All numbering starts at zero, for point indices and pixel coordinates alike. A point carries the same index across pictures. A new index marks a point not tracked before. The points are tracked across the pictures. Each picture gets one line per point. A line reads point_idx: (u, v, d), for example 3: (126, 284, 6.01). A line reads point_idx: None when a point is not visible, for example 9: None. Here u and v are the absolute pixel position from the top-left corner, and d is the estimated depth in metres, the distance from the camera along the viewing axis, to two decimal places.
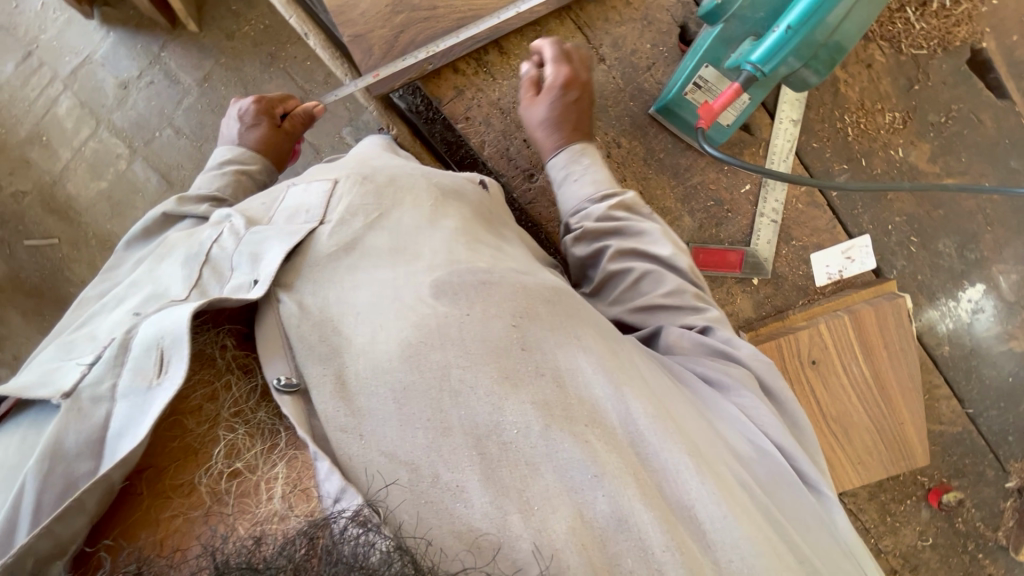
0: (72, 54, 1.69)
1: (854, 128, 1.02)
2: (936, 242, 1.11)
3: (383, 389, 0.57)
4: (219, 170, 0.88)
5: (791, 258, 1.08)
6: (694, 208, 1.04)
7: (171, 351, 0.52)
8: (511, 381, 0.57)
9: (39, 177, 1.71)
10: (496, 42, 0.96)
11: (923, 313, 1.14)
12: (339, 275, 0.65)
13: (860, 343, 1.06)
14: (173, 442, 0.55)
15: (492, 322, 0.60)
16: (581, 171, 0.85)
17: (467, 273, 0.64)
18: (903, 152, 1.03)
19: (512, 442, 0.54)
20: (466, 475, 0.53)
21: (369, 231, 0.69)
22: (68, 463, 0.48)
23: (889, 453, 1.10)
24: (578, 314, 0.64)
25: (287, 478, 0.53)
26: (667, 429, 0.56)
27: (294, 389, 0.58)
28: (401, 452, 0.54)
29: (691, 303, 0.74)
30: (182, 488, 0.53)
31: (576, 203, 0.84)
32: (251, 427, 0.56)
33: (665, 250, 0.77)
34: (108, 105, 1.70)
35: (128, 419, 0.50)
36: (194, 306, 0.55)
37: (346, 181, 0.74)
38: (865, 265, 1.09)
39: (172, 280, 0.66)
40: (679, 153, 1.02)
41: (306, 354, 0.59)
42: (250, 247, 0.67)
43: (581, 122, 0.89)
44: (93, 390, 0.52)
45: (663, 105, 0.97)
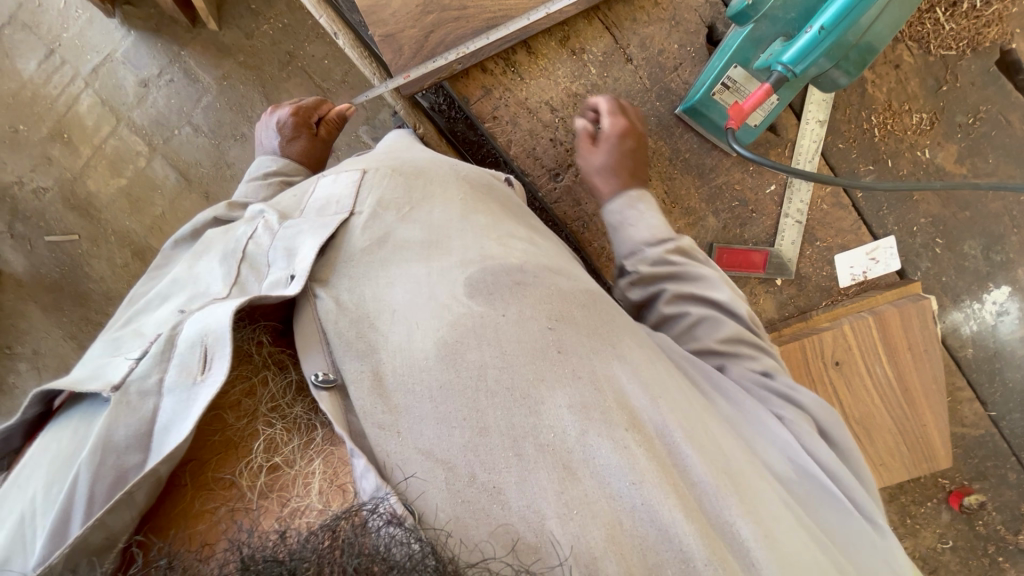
0: (93, 52, 1.71)
1: (880, 128, 1.02)
2: (961, 244, 1.10)
3: (421, 387, 0.58)
4: (264, 181, 0.86)
5: (814, 259, 1.08)
6: (719, 208, 1.04)
7: (214, 348, 0.53)
8: (546, 383, 0.58)
9: (60, 174, 1.73)
10: (524, 42, 0.96)
11: (947, 315, 1.13)
12: (373, 269, 0.67)
13: (884, 345, 1.07)
14: (214, 436, 0.56)
15: (528, 323, 0.61)
16: (637, 215, 0.83)
17: (499, 272, 0.65)
18: (929, 153, 1.03)
19: (549, 444, 0.55)
20: (498, 476, 0.54)
21: (400, 226, 0.70)
22: (120, 456, 0.50)
23: (911, 455, 1.11)
24: (615, 323, 0.65)
25: (324, 474, 0.55)
26: (703, 441, 0.57)
27: (332, 384, 0.60)
28: (437, 450, 0.56)
29: (749, 350, 0.74)
30: (222, 481, 0.54)
31: (631, 245, 0.82)
32: (287, 421, 0.58)
33: (722, 293, 0.75)
34: (129, 103, 1.72)
35: (174, 414, 0.51)
36: (236, 304, 0.56)
37: (374, 173, 0.75)
38: (890, 267, 1.09)
39: (212, 279, 0.68)
40: (705, 153, 1.02)
41: (344, 350, 0.61)
42: (285, 243, 0.69)
43: (638, 168, 0.89)
44: (141, 383, 0.53)
45: (690, 106, 0.96)
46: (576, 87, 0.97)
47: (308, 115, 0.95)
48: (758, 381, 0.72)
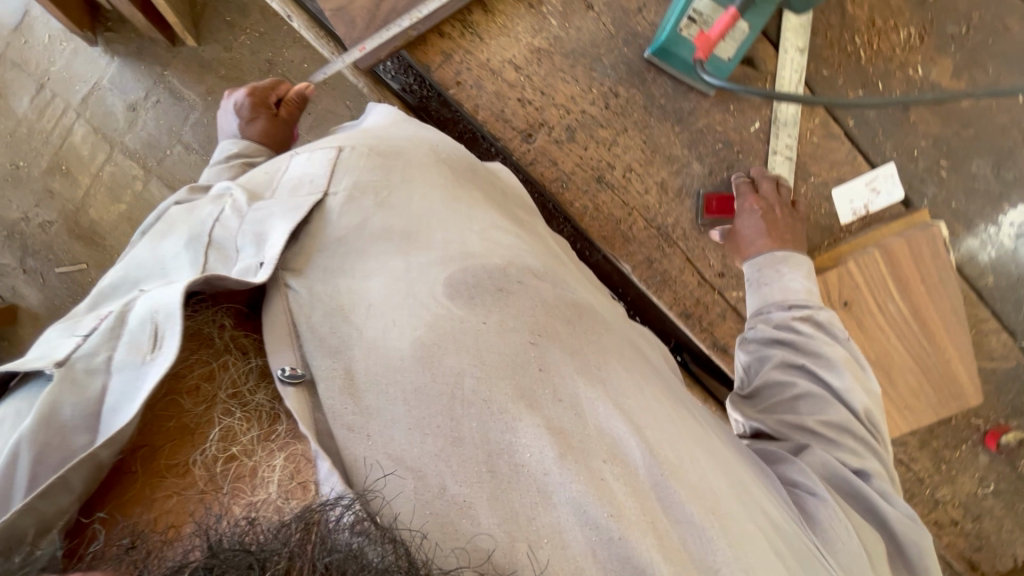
0: (81, 82, 1.74)
1: (866, 50, 0.96)
2: (969, 164, 1.02)
3: (395, 388, 0.56)
4: (226, 164, 0.84)
5: (810, 196, 1.02)
6: (702, 152, 1.00)
7: (165, 326, 0.52)
8: (526, 402, 0.56)
9: (63, 206, 1.77)
10: (479, 1, 0.93)
11: (961, 243, 1.06)
12: (350, 262, 0.63)
13: (894, 277, 1.00)
14: (169, 423, 0.54)
15: (509, 336, 0.59)
16: (776, 277, 0.89)
17: (481, 275, 0.62)
18: (922, 70, 0.96)
19: (524, 464, 0.54)
20: (472, 491, 0.53)
21: (378, 213, 0.66)
22: (65, 436, 0.49)
23: (937, 394, 1.05)
24: (603, 344, 0.63)
25: (285, 469, 0.52)
26: (690, 477, 0.56)
27: (300, 379, 0.56)
28: (408, 457, 0.53)
29: (849, 444, 0.74)
30: (176, 469, 0.52)
31: (762, 306, 0.89)
32: (247, 409, 0.55)
33: (838, 381, 0.77)
34: (120, 129, 1.75)
35: (122, 395, 0.50)
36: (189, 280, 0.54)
37: (350, 152, 0.71)
38: (893, 196, 1.02)
39: (175, 263, 0.64)
40: (681, 97, 0.97)
41: (315, 345, 0.58)
42: (254, 227, 0.64)
43: (780, 229, 0.93)
44: (87, 361, 0.51)
45: (659, 48, 0.92)
46: (538, 41, 0.94)
47: (269, 97, 0.94)
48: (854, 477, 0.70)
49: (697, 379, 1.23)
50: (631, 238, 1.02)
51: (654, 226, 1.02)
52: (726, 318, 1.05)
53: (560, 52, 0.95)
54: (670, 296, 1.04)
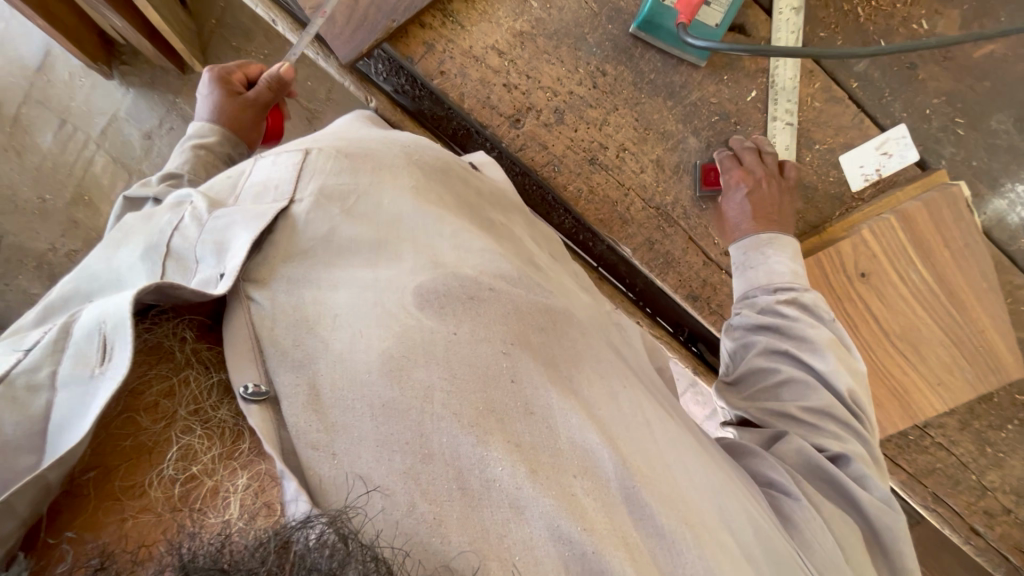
0: (99, 115, 1.82)
1: (864, 7, 0.92)
2: (988, 120, 0.96)
3: (362, 404, 0.51)
4: (181, 149, 0.88)
5: (817, 165, 0.97)
6: (698, 126, 0.96)
7: (113, 337, 0.48)
8: (495, 417, 0.53)
9: (88, 235, 1.84)
10: None
11: (987, 205, 0.99)
12: (315, 273, 0.58)
13: (914, 244, 0.94)
14: (125, 442, 0.49)
15: (481, 346, 0.56)
16: (761, 261, 0.85)
17: (454, 283, 0.58)
18: (927, 24, 0.91)
19: (497, 480, 0.51)
20: (445, 509, 0.49)
21: (345, 222, 0.60)
22: (12, 455, 0.46)
23: (974, 368, 0.97)
24: (576, 350, 0.61)
25: (247, 489, 0.48)
26: (661, 487, 0.55)
27: (263, 397, 0.51)
28: (376, 475, 0.50)
29: (830, 428, 0.69)
30: (132, 491, 0.47)
31: (748, 290, 0.85)
32: (207, 425, 0.50)
33: (821, 363, 0.72)
34: (137, 157, 1.84)
35: (69, 412, 0.47)
36: (140, 287, 0.49)
37: (318, 154, 0.64)
38: (907, 158, 0.96)
39: (131, 276, 0.57)
40: (671, 71, 0.95)
41: (279, 361, 0.53)
42: (214, 234, 0.57)
43: (768, 208, 0.88)
44: (29, 376, 0.48)
45: (644, 21, 0.89)
46: (519, 25, 0.93)
47: (236, 79, 0.96)
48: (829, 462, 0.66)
49: (714, 369, 1.16)
50: (629, 220, 0.98)
51: (653, 206, 0.98)
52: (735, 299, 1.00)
53: (543, 34, 0.93)
54: (675, 278, 1.00)
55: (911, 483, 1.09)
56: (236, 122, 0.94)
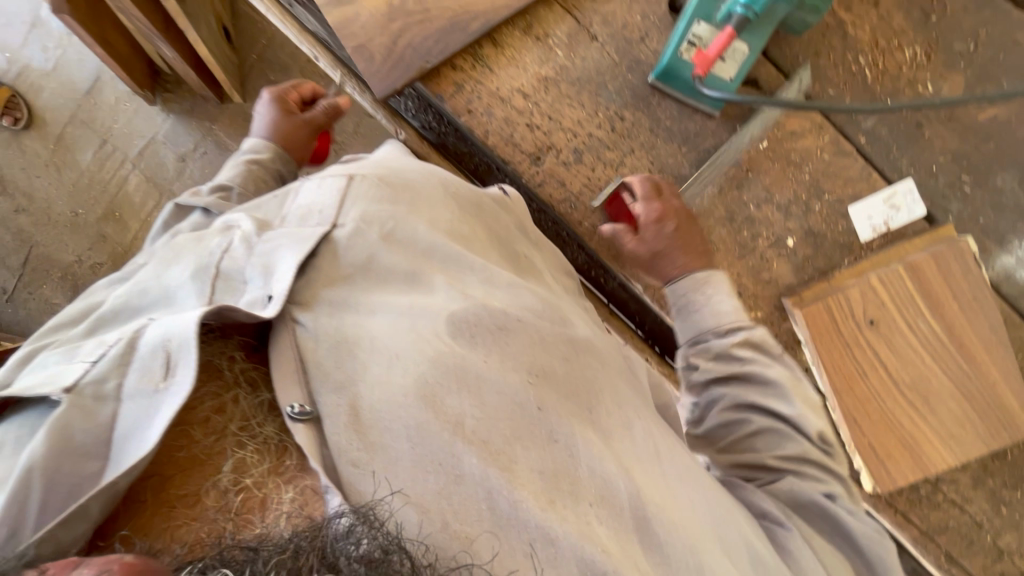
0: (139, 137, 1.93)
1: (872, 68, 0.97)
2: (994, 179, 0.99)
3: (400, 424, 0.54)
4: (235, 163, 0.93)
5: (827, 214, 1.01)
6: (712, 171, 1.01)
7: (179, 355, 0.51)
8: (522, 440, 0.56)
9: (113, 249, 1.91)
10: (489, 35, 0.99)
11: (996, 261, 1.01)
12: (356, 296, 0.61)
13: (923, 296, 0.96)
14: (179, 453, 0.53)
15: (509, 374, 0.59)
16: (705, 300, 0.85)
17: (484, 317, 0.62)
18: (933, 86, 0.96)
19: (525, 503, 0.53)
20: (474, 526, 0.52)
21: (383, 248, 0.65)
22: (77, 463, 0.48)
23: (985, 423, 0.97)
24: (598, 380, 0.65)
25: (294, 502, 0.51)
26: (669, 512, 0.58)
27: (308, 416, 0.54)
28: (411, 493, 0.52)
29: (811, 470, 0.73)
30: (187, 498, 0.52)
31: (696, 334, 0.85)
32: (256, 442, 0.54)
33: (789, 410, 0.75)
34: (169, 177, 1.92)
35: (136, 423, 0.50)
36: (204, 309, 0.53)
37: (362, 181, 0.70)
38: (914, 213, 0.99)
39: (183, 293, 0.58)
40: (686, 119, 1.00)
41: (322, 379, 0.55)
42: (262, 257, 0.61)
43: (689, 246, 0.91)
44: (96, 387, 0.50)
45: (662, 71, 0.96)
46: (545, 70, 0.99)
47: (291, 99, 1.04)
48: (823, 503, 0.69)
49: None
50: None
51: None
52: None
53: (566, 80, 0.99)
54: None
55: (926, 543, 1.06)
56: (287, 137, 1.00)
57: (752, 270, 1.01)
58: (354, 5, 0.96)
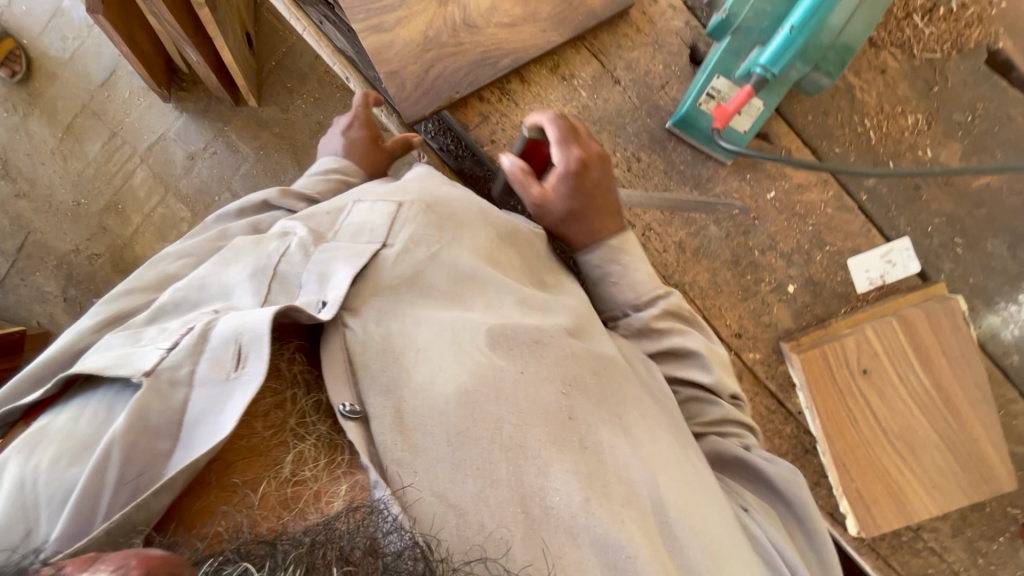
0: (149, 132, 1.94)
1: (876, 131, 1.02)
2: (984, 243, 1.05)
3: (439, 430, 0.60)
4: (325, 176, 0.98)
5: (826, 264, 1.05)
6: (719, 216, 1.05)
7: (249, 348, 0.57)
8: (556, 448, 0.62)
9: (112, 241, 1.91)
10: (517, 72, 1.03)
11: (983, 320, 1.06)
12: (402, 307, 0.69)
13: (915, 351, 1.00)
14: (240, 441, 0.57)
15: (544, 387, 0.65)
16: (620, 270, 0.90)
17: (520, 331, 0.69)
18: (932, 152, 1.02)
19: (554, 506, 0.59)
20: (507, 526, 0.57)
21: (429, 266, 0.74)
22: (150, 440, 0.54)
23: (968, 476, 1.01)
24: (623, 395, 0.70)
25: (347, 494, 0.56)
26: (691, 519, 0.63)
27: (358, 415, 0.60)
28: (451, 494, 0.58)
29: (732, 428, 0.82)
30: (245, 485, 0.56)
31: (618, 308, 0.90)
32: (314, 437, 0.59)
33: (706, 378, 0.83)
34: (177, 174, 1.94)
35: (207, 408, 0.55)
36: (275, 308, 0.59)
37: (409, 207, 0.78)
38: (908, 269, 1.04)
39: (239, 290, 0.67)
40: (699, 165, 1.04)
41: (370, 381, 0.62)
42: (319, 266, 0.70)
43: (600, 200, 0.91)
44: (172, 373, 0.56)
45: (679, 119, 1.00)
46: (568, 108, 1.03)
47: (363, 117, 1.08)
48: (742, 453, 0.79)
49: None
50: None
51: (671, 283, 1.05)
52: (742, 379, 1.05)
53: (587, 119, 1.03)
54: None
55: None
56: (365, 158, 1.06)
57: (753, 312, 1.05)
58: (391, 33, 1.00)
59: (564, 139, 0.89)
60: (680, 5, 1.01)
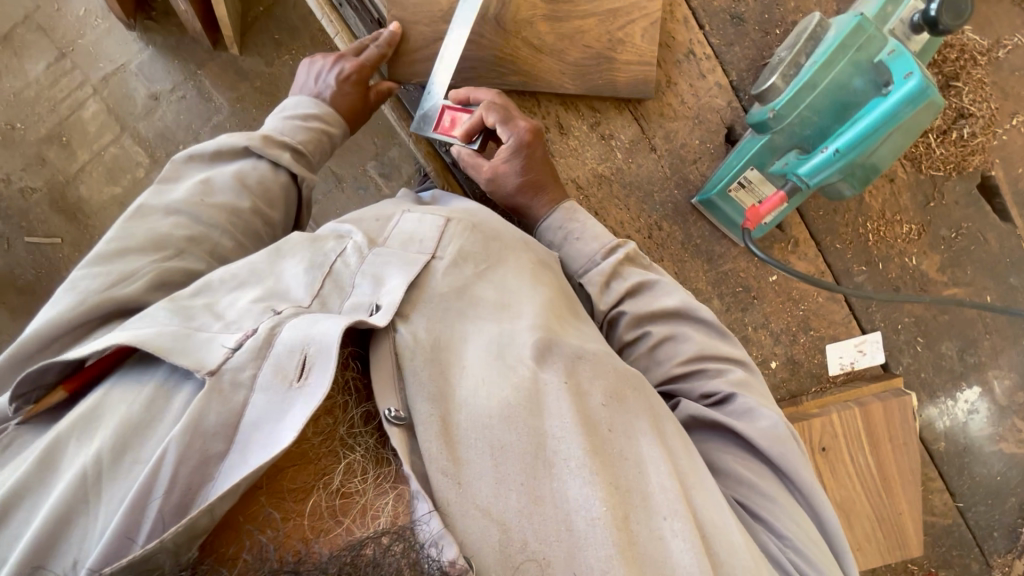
0: (106, 61, 1.69)
1: (873, 234, 1.10)
2: (940, 344, 1.17)
3: (483, 443, 0.62)
4: (304, 124, 0.93)
5: (808, 346, 1.14)
6: (723, 291, 1.09)
7: (315, 359, 0.58)
8: (602, 460, 0.63)
9: (52, 175, 1.68)
10: (557, 121, 1.00)
11: (923, 409, 1.20)
12: (451, 317, 0.71)
13: (867, 436, 1.13)
14: (292, 447, 0.59)
15: (588, 398, 0.67)
16: (579, 228, 0.90)
17: (564, 346, 0.69)
18: (916, 260, 1.11)
19: (601, 520, 0.59)
20: (549, 548, 0.58)
21: (478, 283, 0.75)
22: (205, 442, 0.54)
23: (885, 541, 1.16)
24: (660, 409, 0.70)
25: (391, 510, 0.58)
26: (733, 540, 0.63)
27: (402, 422, 0.62)
28: (495, 509, 0.59)
29: (710, 366, 0.80)
30: (296, 492, 0.57)
31: (585, 260, 0.88)
32: (361, 450, 0.61)
33: (673, 300, 0.84)
34: (136, 114, 1.70)
35: (264, 413, 0.56)
36: (342, 323, 0.60)
37: (456, 223, 0.79)
38: (875, 359, 1.16)
39: (295, 286, 0.70)
40: (715, 241, 1.08)
41: (417, 389, 0.64)
42: (373, 270, 0.73)
43: (547, 168, 0.93)
44: (234, 374, 0.57)
45: (706, 198, 1.02)
46: (602, 168, 1.02)
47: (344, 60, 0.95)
48: (721, 394, 0.77)
49: None
50: None
51: None
52: None
53: (618, 181, 1.03)
54: None
55: None
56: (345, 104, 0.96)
57: None
58: None
59: (506, 117, 0.88)
60: (725, 84, 1.03)
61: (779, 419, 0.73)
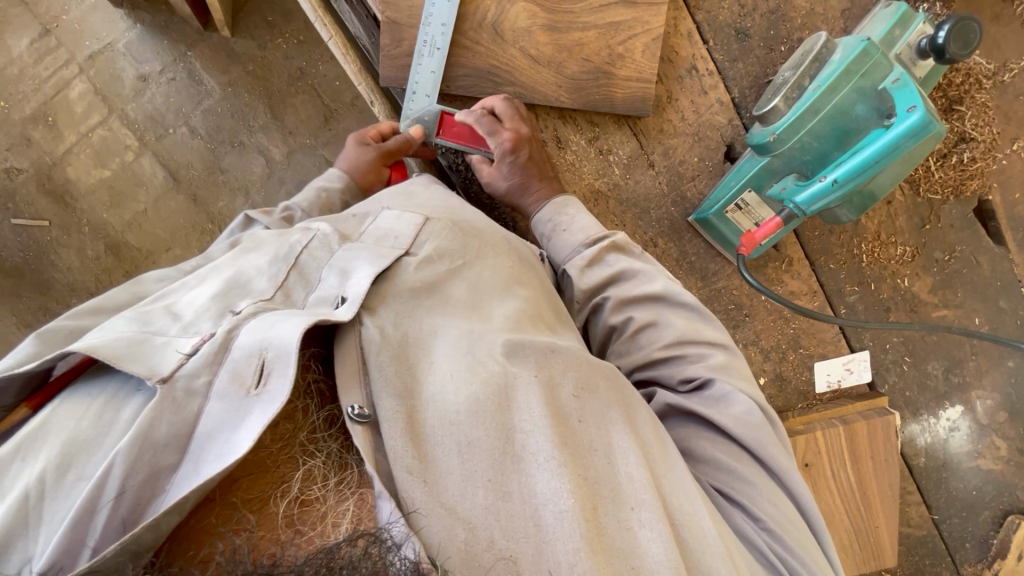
0: (93, 39, 1.63)
1: (867, 255, 1.10)
2: (926, 363, 1.19)
3: (451, 439, 0.57)
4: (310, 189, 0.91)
5: (796, 363, 1.15)
6: (716, 308, 1.09)
7: (273, 364, 0.52)
8: (570, 451, 0.58)
9: (39, 156, 1.63)
10: (554, 135, 0.99)
11: (906, 426, 1.22)
12: (418, 315, 0.66)
13: (850, 452, 1.15)
14: (248, 454, 0.53)
15: (557, 389, 0.62)
16: (568, 222, 0.88)
17: (534, 342, 0.65)
18: (908, 281, 1.12)
19: (569, 513, 0.55)
20: (517, 544, 0.53)
21: (450, 279, 0.70)
22: (156, 453, 0.48)
23: (862, 553, 1.17)
24: (632, 399, 0.66)
25: (354, 515, 0.52)
26: (709, 534, 0.58)
27: (366, 420, 0.56)
28: (461, 507, 0.54)
29: (690, 350, 0.75)
30: (252, 503, 0.52)
31: (570, 251, 0.86)
32: (323, 455, 0.55)
33: (656, 285, 0.80)
34: (124, 95, 1.64)
35: (220, 421, 0.50)
36: (304, 322, 0.54)
37: (436, 222, 0.75)
38: (861, 378, 1.18)
39: (260, 281, 0.64)
40: (709, 258, 1.08)
41: (383, 384, 0.58)
42: (341, 263, 0.68)
43: (545, 171, 0.92)
44: (188, 381, 0.51)
45: (703, 217, 1.01)
46: (599, 184, 1.01)
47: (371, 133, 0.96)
48: (700, 379, 0.72)
49: None
50: None
51: None
52: None
53: (615, 198, 1.02)
54: None
55: None
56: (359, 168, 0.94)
57: None
58: None
59: (492, 127, 0.88)
60: (727, 101, 1.01)
61: (754, 405, 0.69)
